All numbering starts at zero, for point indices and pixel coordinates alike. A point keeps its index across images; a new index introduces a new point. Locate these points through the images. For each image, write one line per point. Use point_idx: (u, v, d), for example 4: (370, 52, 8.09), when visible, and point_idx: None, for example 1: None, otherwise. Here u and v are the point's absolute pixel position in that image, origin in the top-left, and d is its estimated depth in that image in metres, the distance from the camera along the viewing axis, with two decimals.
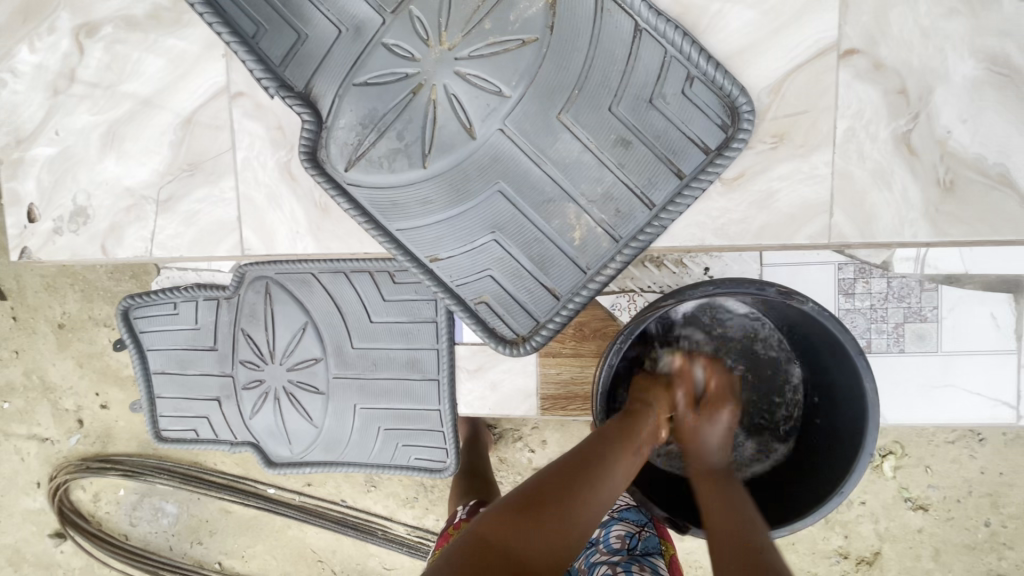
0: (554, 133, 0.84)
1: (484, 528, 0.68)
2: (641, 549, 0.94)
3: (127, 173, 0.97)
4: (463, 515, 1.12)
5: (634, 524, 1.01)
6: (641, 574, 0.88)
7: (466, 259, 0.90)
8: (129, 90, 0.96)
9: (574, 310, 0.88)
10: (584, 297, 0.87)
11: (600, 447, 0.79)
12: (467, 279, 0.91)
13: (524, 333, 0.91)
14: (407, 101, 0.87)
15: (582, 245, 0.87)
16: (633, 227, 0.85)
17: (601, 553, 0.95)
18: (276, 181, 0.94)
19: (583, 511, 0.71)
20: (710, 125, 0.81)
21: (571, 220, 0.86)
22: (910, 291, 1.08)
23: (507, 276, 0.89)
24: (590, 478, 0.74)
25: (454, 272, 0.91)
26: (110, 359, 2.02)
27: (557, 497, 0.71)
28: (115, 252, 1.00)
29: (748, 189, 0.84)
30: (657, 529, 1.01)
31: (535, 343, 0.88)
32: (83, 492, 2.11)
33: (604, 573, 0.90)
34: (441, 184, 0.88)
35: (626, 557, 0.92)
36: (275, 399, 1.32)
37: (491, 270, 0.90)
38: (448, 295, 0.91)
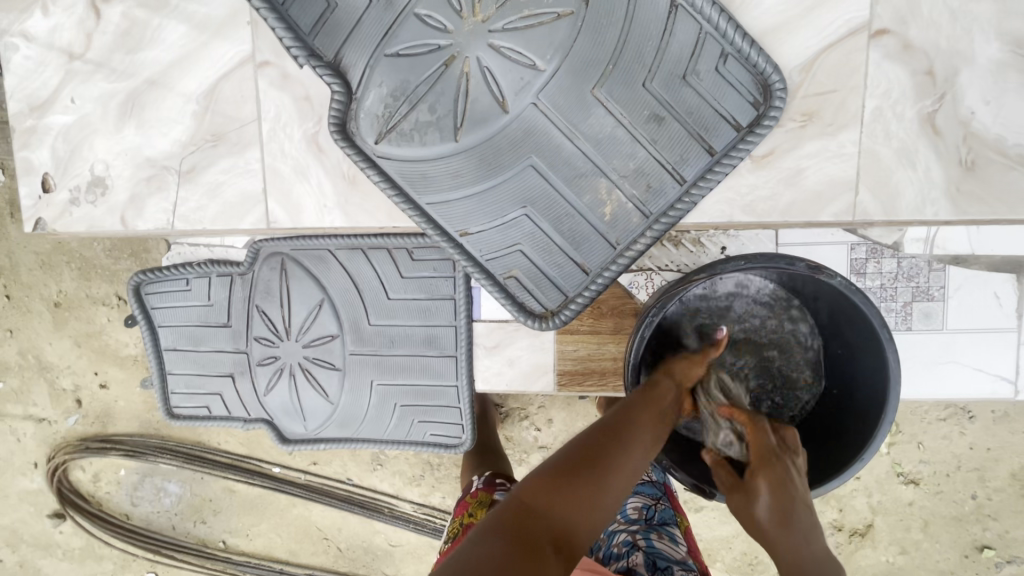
0: (587, 108, 0.85)
1: (525, 491, 0.66)
2: (658, 519, 0.97)
3: (147, 143, 0.95)
4: (479, 485, 1.20)
5: (649, 497, 1.02)
6: (660, 542, 0.91)
7: (497, 234, 0.91)
8: (149, 58, 0.94)
9: (603, 285, 0.89)
10: (613, 272, 0.88)
11: (626, 415, 0.80)
12: (497, 254, 0.92)
13: (552, 308, 0.92)
14: (439, 74, 0.87)
15: (612, 220, 0.88)
16: (665, 203, 0.86)
17: (618, 523, 0.98)
18: (303, 153, 0.93)
19: (619, 476, 0.71)
20: (742, 102, 0.83)
21: (603, 196, 0.87)
22: (919, 271, 1.12)
23: (537, 251, 0.90)
24: (621, 446, 0.75)
25: (484, 247, 0.92)
26: (109, 338, 1.99)
27: (594, 462, 0.71)
28: (135, 224, 0.98)
29: (776, 167, 0.85)
30: (671, 501, 1.03)
31: (564, 317, 0.89)
32: (83, 472, 2.09)
33: (623, 540, 0.93)
34: (473, 158, 0.88)
35: (644, 526, 0.95)
36: (290, 376, 1.32)
37: (521, 245, 0.91)
38: (478, 270, 0.92)
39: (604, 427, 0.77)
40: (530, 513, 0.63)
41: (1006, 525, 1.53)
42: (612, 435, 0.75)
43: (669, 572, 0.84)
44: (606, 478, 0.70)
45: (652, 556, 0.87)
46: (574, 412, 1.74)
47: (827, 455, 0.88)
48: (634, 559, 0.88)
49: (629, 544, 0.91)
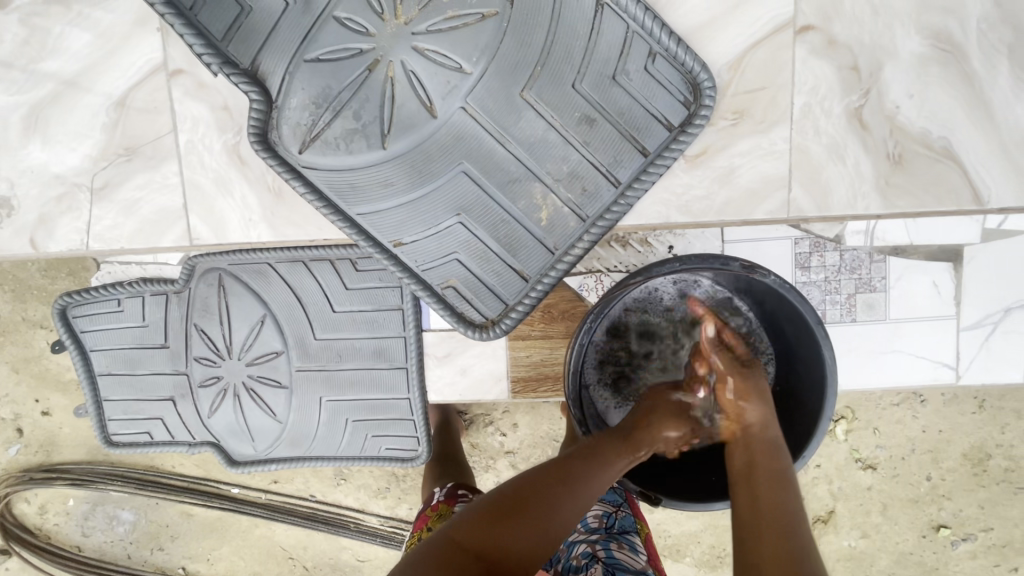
0: (517, 111, 0.82)
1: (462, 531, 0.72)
2: (619, 527, 0.96)
3: (55, 160, 0.89)
4: (441, 498, 1.11)
5: (610, 503, 1.00)
6: (620, 552, 0.90)
7: (432, 243, 0.88)
8: (52, 68, 0.87)
9: (543, 291, 0.87)
10: (553, 278, 0.86)
11: (581, 459, 0.80)
12: (433, 264, 0.89)
13: (493, 317, 0.89)
14: (363, 79, 0.83)
15: (549, 225, 0.86)
16: (600, 206, 0.85)
17: (579, 532, 0.95)
18: (224, 165, 0.88)
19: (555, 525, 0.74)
20: (672, 101, 0.81)
21: (538, 200, 0.85)
22: (861, 263, 1.13)
23: (473, 259, 0.88)
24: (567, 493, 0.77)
25: (419, 257, 0.89)
26: (49, 363, 1.89)
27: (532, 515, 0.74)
28: (46, 246, 0.92)
29: (711, 166, 0.84)
30: (632, 507, 1.01)
31: (504, 326, 0.87)
32: (27, 505, 1.98)
33: (583, 552, 0.91)
34: (403, 166, 0.85)
35: (604, 535, 0.93)
36: (234, 396, 1.26)
37: (457, 254, 0.88)
38: (415, 281, 0.89)
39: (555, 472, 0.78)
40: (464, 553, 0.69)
41: (960, 504, 1.58)
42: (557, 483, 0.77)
43: None
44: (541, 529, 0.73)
45: (610, 568, 0.87)
46: (538, 416, 1.72)
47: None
48: (593, 571, 0.87)
49: (588, 555, 0.90)
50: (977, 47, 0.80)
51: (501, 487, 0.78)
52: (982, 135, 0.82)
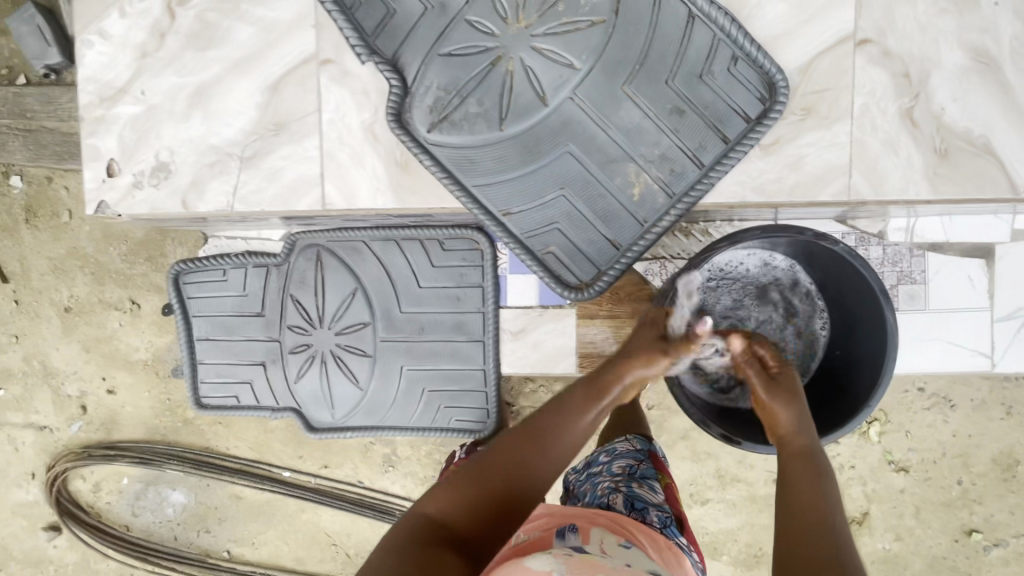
0: (618, 102, 0.97)
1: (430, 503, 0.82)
2: (639, 474, 1.05)
3: (213, 132, 1.03)
4: (463, 454, 1.29)
5: (633, 458, 1.10)
6: (640, 489, 0.99)
7: (536, 213, 1.01)
8: (217, 54, 1.02)
9: (633, 258, 1.00)
10: (642, 246, 0.99)
11: (549, 419, 0.90)
12: (535, 232, 1.02)
13: (587, 280, 1.02)
14: (487, 71, 0.98)
15: (640, 201, 0.99)
16: (686, 185, 0.98)
17: (602, 476, 1.06)
18: (360, 141, 1.02)
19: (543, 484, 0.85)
20: (751, 97, 0.96)
21: (632, 178, 0.99)
22: (902, 257, 1.26)
23: (572, 227, 1.01)
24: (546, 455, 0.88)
25: (524, 226, 1.02)
26: (119, 343, 2.00)
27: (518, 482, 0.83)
28: (196, 206, 1.05)
29: (782, 153, 0.98)
30: (655, 464, 1.11)
31: (599, 286, 1.00)
32: (82, 482, 2.05)
33: (606, 486, 1.01)
34: (516, 145, 0.99)
35: (626, 477, 1.04)
36: (321, 363, 1.37)
37: (558, 223, 1.01)
38: (519, 246, 1.01)
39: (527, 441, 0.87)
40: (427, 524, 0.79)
41: (991, 508, 1.64)
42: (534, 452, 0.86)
43: (645, 510, 0.94)
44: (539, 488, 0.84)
45: (630, 496, 0.96)
46: None
47: (833, 408, 0.98)
48: (614, 498, 0.97)
49: (611, 488, 1.00)
50: (1010, 61, 0.95)
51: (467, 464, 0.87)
52: (1017, 134, 0.96)
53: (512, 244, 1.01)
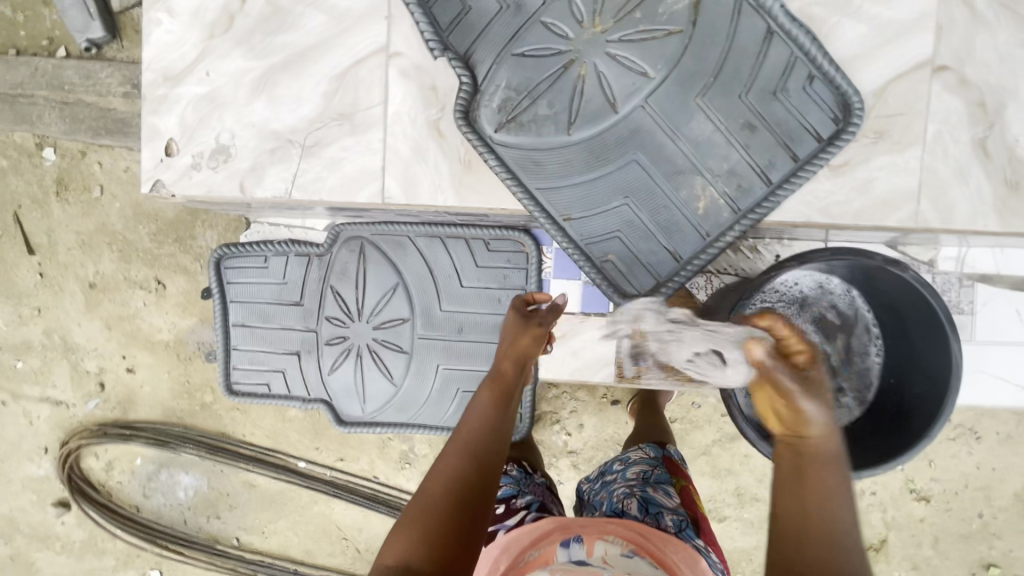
0: (689, 114, 0.96)
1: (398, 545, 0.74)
2: (654, 478, 1.01)
3: (276, 117, 1.03)
4: None
5: (647, 463, 1.06)
6: (654, 493, 0.95)
7: (598, 221, 1.01)
8: (286, 40, 1.02)
9: (694, 271, 0.99)
10: (704, 259, 0.98)
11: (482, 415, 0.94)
12: (596, 240, 1.02)
13: (646, 291, 1.02)
14: (559, 74, 0.98)
15: (705, 214, 0.98)
16: (752, 201, 0.97)
17: (617, 482, 1.02)
18: (424, 136, 1.01)
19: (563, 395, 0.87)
20: (825, 117, 0.95)
21: (698, 191, 0.98)
22: (951, 286, 1.25)
23: (633, 237, 1.01)
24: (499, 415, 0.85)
25: (585, 232, 1.02)
26: (141, 322, 1.98)
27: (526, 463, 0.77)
28: (253, 192, 1.04)
29: (851, 176, 0.97)
30: (669, 467, 1.07)
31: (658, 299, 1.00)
32: (95, 460, 2.04)
33: (621, 492, 0.97)
34: (583, 150, 0.99)
35: (641, 481, 0.99)
36: (357, 356, 1.36)
37: (619, 232, 1.01)
38: (579, 253, 1.01)
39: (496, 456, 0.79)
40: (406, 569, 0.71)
41: (1010, 543, 1.62)
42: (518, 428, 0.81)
43: (659, 516, 0.89)
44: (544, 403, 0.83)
45: (644, 501, 0.92)
46: (605, 418, 1.80)
47: (889, 434, 0.96)
48: (628, 504, 0.93)
49: (626, 493, 0.96)
50: None
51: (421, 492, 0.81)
52: None
53: (572, 250, 1.01)
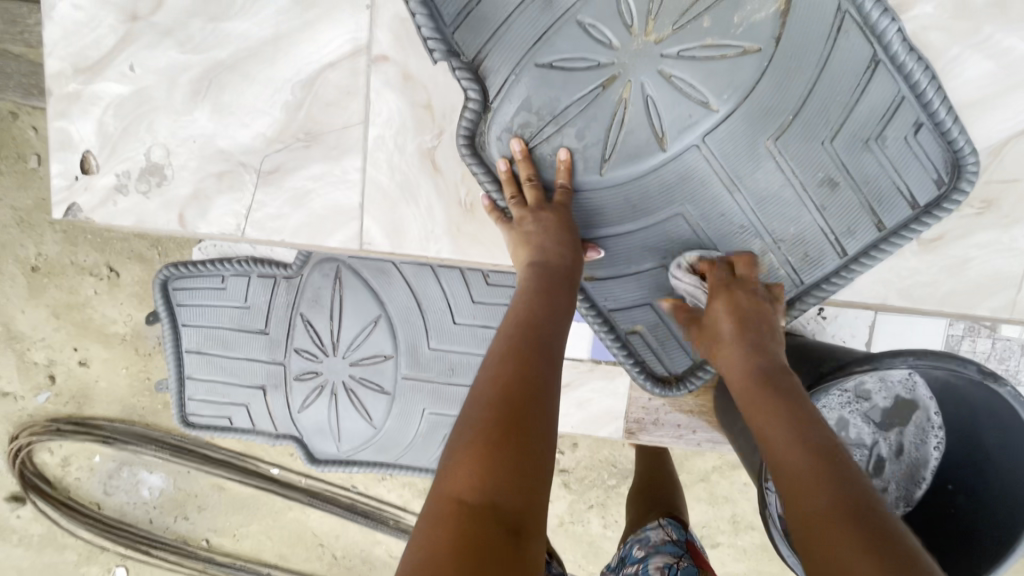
0: (757, 160, 0.75)
1: (454, 482, 0.51)
2: None
3: (223, 133, 0.80)
4: None
5: (671, 554, 0.86)
6: None
7: (628, 284, 0.83)
8: (236, 30, 0.77)
9: None
10: None
11: (543, 319, 0.68)
12: (624, 307, 0.84)
13: (679, 373, 0.86)
14: (595, 95, 0.75)
15: (759, 285, 0.81)
16: (819, 275, 0.79)
17: None
18: (414, 168, 0.80)
19: (563, 329, 0.68)
20: (925, 178, 0.75)
21: (753, 258, 0.80)
22: (1011, 353, 1.03)
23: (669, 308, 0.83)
24: (460, 425, 0.56)
25: (610, 297, 0.84)
26: (95, 312, 1.55)
27: (546, 441, 0.55)
28: (195, 225, 0.82)
29: (943, 253, 0.80)
30: (697, 560, 0.86)
31: (693, 385, 0.84)
32: (50, 456, 1.66)
33: None
34: (617, 195, 0.79)
35: None
36: (331, 394, 1.18)
37: (652, 299, 0.83)
38: (602, 321, 0.84)
39: (476, 508, 0.49)
40: (463, 510, 0.49)
41: None
42: (497, 443, 0.53)
43: None
44: (530, 365, 0.61)
45: None
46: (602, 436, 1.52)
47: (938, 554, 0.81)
48: None
49: None
50: None
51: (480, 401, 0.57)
52: None
53: (594, 319, 0.83)
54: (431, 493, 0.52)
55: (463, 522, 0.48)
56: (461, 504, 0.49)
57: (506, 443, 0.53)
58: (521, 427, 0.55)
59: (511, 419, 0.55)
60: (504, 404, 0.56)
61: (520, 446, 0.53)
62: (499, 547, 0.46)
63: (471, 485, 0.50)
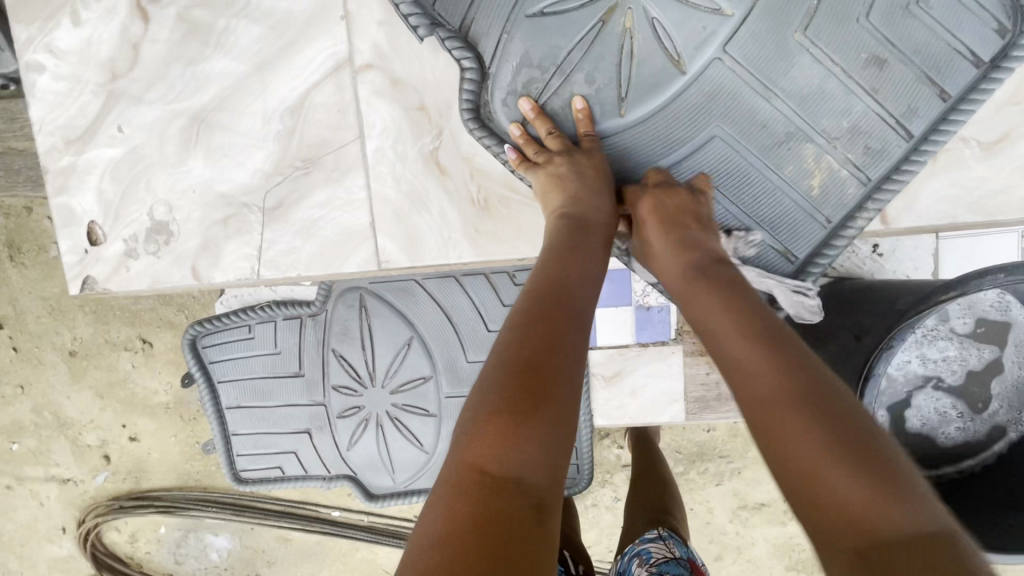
0: (789, 58, 0.68)
1: (475, 450, 0.47)
2: None
3: (221, 176, 0.77)
4: None
5: None
6: None
7: None
8: (215, 69, 0.75)
9: (822, 272, 0.73)
10: (831, 256, 0.72)
11: (573, 278, 0.61)
12: None
13: None
14: (596, 33, 0.70)
15: (823, 194, 0.72)
16: (887, 166, 0.70)
17: None
18: (420, 175, 0.76)
19: (592, 291, 0.62)
20: (983, 30, 0.66)
21: (810, 164, 0.71)
22: None
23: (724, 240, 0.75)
24: (480, 385, 0.52)
25: None
26: (135, 386, 1.53)
27: (574, 408, 0.51)
28: (210, 275, 0.80)
29: (1011, 154, 0.72)
30: None
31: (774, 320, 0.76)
32: (118, 534, 1.64)
33: None
34: (645, 132, 0.72)
35: None
36: (377, 426, 1.13)
37: None
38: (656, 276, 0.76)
39: (502, 482, 0.45)
40: (488, 481, 0.45)
41: None
42: (526, 415, 0.48)
43: None
44: (556, 325, 0.56)
45: None
46: None
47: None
48: None
49: None
50: None
51: (500, 363, 0.53)
52: None
53: (645, 273, 0.76)
54: (449, 458, 0.49)
55: (482, 496, 0.45)
56: (483, 474, 0.46)
57: (534, 414, 0.48)
58: (547, 394, 0.50)
59: (537, 389, 0.50)
60: (529, 369, 0.51)
61: (548, 418, 0.48)
62: (528, 525, 0.43)
63: (496, 455, 0.46)
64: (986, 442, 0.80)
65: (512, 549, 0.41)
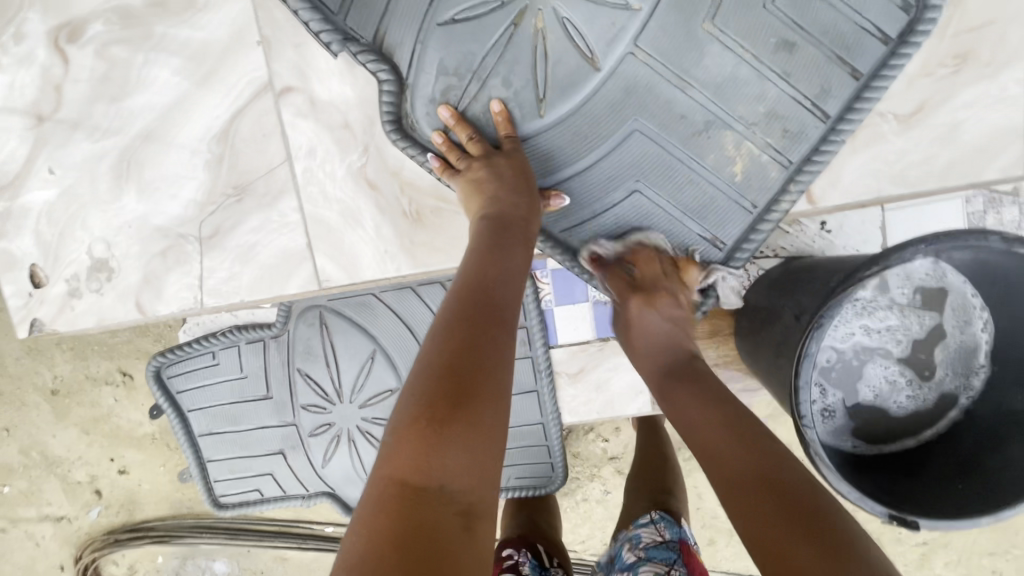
0: (699, 47, 0.69)
1: (397, 462, 0.49)
2: None
3: (155, 210, 0.78)
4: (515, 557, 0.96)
5: (662, 564, 0.82)
6: None
7: (606, 223, 0.76)
8: (139, 104, 0.75)
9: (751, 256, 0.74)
10: (757, 240, 0.74)
11: (495, 277, 0.62)
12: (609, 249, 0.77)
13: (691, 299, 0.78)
14: (508, 36, 0.70)
15: (746, 180, 0.72)
16: (808, 147, 0.71)
17: None
18: (351, 193, 0.77)
19: (515, 287, 0.63)
20: (889, 5, 0.67)
21: (730, 151, 0.72)
22: None
23: (654, 229, 0.75)
24: (403, 397, 0.53)
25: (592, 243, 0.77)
26: (120, 419, 1.54)
27: (495, 409, 0.52)
28: (155, 308, 0.80)
29: (929, 124, 0.76)
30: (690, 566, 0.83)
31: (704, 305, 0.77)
32: (116, 567, 1.64)
33: None
34: (566, 132, 0.73)
35: None
36: (349, 441, 1.14)
37: (636, 229, 0.76)
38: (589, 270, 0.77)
39: (421, 491, 0.47)
40: (411, 491, 0.48)
41: None
42: (443, 422, 0.50)
43: None
44: (476, 325, 0.57)
45: None
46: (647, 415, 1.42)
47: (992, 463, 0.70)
48: None
49: None
50: None
51: (422, 371, 0.54)
52: None
53: (578, 269, 0.77)
54: (375, 469, 0.51)
55: (402, 506, 0.47)
56: (403, 485, 0.48)
57: (450, 420, 0.50)
58: (464, 398, 0.51)
59: (454, 394, 0.52)
60: (446, 374, 0.53)
61: (467, 423, 0.50)
62: (448, 531, 0.46)
63: (414, 465, 0.48)
64: (943, 413, 0.79)
65: (434, 558, 0.44)
